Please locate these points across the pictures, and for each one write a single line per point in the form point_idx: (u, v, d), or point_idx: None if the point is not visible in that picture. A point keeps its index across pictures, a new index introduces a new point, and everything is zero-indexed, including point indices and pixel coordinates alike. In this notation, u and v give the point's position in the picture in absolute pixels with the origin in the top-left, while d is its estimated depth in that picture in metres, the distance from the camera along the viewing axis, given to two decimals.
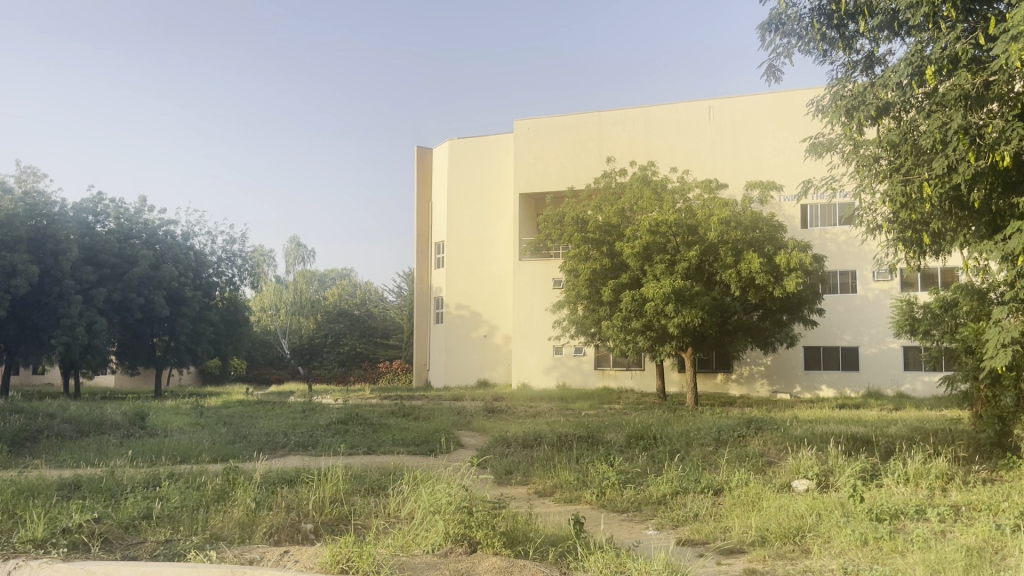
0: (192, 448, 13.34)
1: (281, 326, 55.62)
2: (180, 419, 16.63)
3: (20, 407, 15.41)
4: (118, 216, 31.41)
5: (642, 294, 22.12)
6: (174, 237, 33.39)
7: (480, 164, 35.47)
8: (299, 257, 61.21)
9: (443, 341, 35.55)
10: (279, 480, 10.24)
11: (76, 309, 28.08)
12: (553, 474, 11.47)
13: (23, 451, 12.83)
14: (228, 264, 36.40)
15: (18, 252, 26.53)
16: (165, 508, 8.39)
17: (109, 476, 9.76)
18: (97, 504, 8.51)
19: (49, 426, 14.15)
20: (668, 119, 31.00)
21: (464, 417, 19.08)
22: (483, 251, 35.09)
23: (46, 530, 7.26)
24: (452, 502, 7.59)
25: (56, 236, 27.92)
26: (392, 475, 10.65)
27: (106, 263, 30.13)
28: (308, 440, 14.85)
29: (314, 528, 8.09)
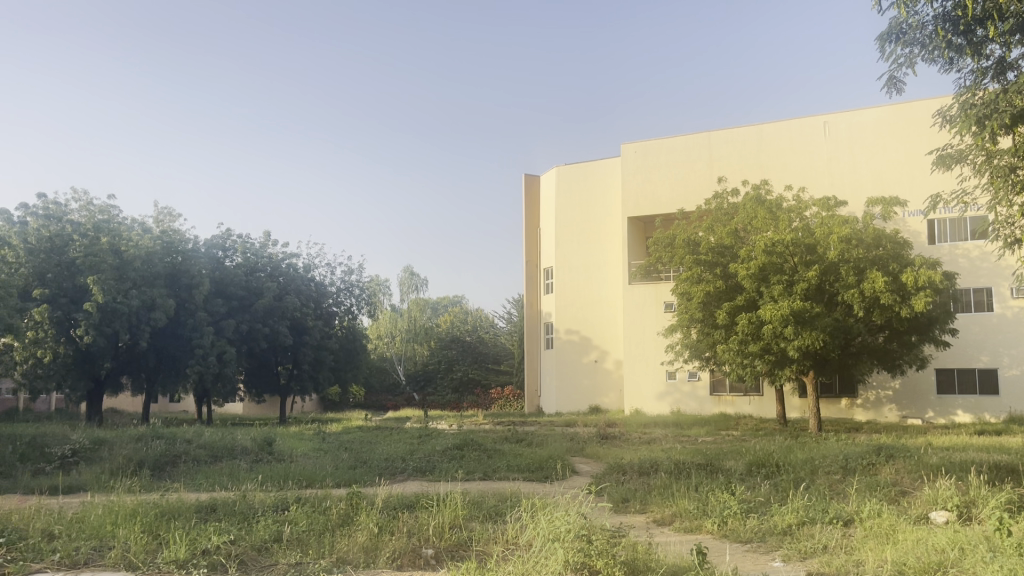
0: (317, 473, 13.81)
1: (396, 353, 57.06)
2: (305, 445, 17.26)
3: (160, 433, 16.33)
4: (244, 251, 33.12)
5: (759, 317, 21.55)
6: (296, 270, 34.81)
7: (586, 189, 35.54)
8: (413, 285, 62.69)
9: (555, 367, 35.61)
10: (400, 505, 10.44)
11: (208, 340, 29.63)
12: (672, 503, 11.24)
13: (162, 474, 13.63)
14: (347, 294, 37.64)
15: (156, 287, 28.56)
16: (294, 531, 8.70)
17: (242, 500, 10.21)
18: (232, 526, 8.93)
19: (186, 451, 14.93)
20: (780, 136, 30.27)
21: (578, 443, 18.98)
22: (591, 276, 35.00)
23: (188, 551, 7.64)
24: (571, 530, 7.58)
25: (190, 271, 29.76)
26: (509, 501, 10.69)
27: (235, 295, 31.83)
28: (426, 466, 15.09)
29: (435, 554, 8.21)
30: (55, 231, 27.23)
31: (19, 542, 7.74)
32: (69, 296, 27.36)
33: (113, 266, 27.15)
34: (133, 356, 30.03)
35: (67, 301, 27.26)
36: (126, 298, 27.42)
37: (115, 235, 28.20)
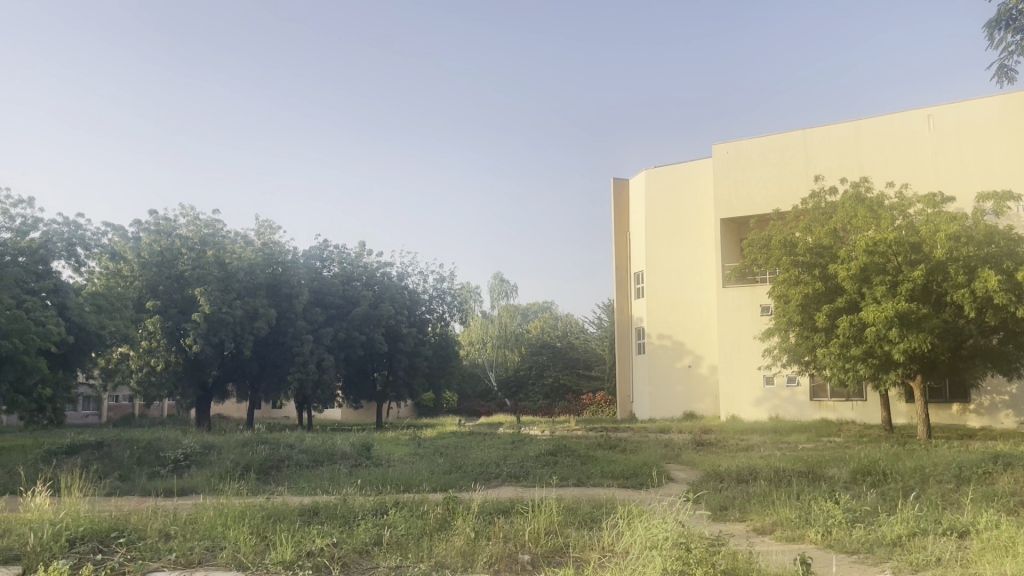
0: (414, 478, 14.05)
1: (488, 359, 57.53)
2: (402, 450, 17.60)
3: (264, 438, 16.93)
4: (341, 261, 34.14)
5: (861, 319, 20.80)
6: (390, 278, 35.53)
7: (677, 191, 35.05)
8: (503, 292, 63.15)
9: (647, 373, 35.22)
10: (495, 510, 10.51)
11: (308, 347, 30.57)
12: (772, 511, 10.93)
13: (268, 478, 14.12)
14: (439, 301, 38.20)
15: (259, 298, 29.65)
16: (393, 535, 8.88)
17: (343, 504, 10.48)
18: (334, 529, 9.16)
19: (289, 456, 15.41)
20: (881, 131, 29.14)
21: (673, 449, 18.68)
22: (684, 280, 34.49)
23: (294, 552, 7.91)
24: (669, 538, 7.46)
25: (290, 281, 30.87)
26: (605, 508, 10.62)
27: (332, 304, 32.89)
28: (520, 472, 15.16)
29: (532, 559, 8.24)
30: (166, 246, 29.07)
31: (139, 541, 8.14)
32: (179, 307, 28.79)
33: (218, 277, 28.48)
34: (237, 364, 31.27)
35: (177, 312, 28.64)
36: (231, 308, 28.60)
37: (220, 249, 29.72)
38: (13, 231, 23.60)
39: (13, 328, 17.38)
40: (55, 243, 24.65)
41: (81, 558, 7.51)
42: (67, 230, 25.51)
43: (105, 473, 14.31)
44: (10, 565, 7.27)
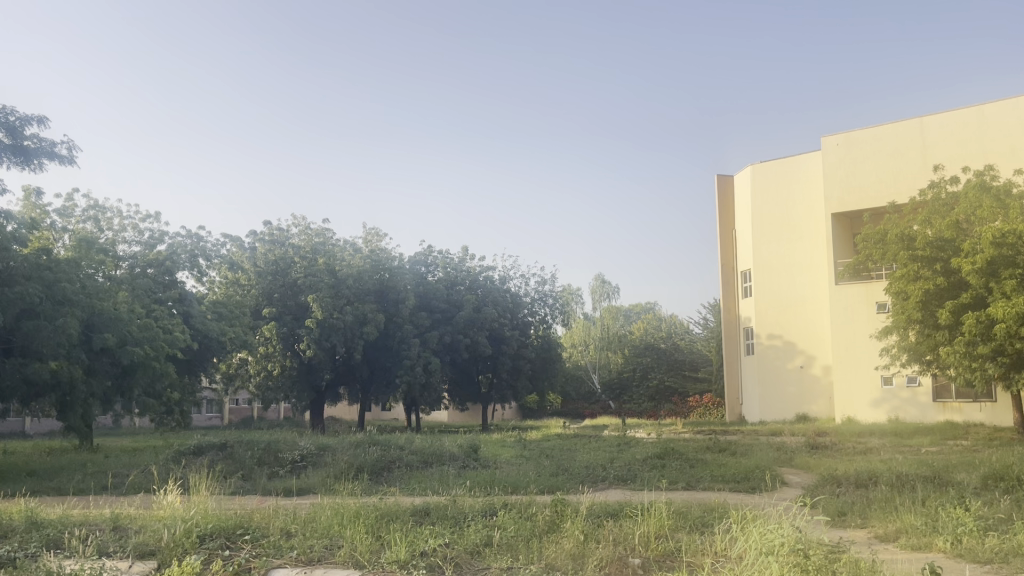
0: (521, 479, 14.16)
1: (591, 361, 57.36)
2: (508, 452, 17.72)
3: (375, 440, 17.39)
4: (445, 266, 34.75)
5: (989, 315, 19.69)
6: (492, 282, 35.79)
7: (785, 186, 34.00)
8: (604, 293, 62.79)
9: (757, 374, 34.31)
10: (604, 513, 10.44)
11: (415, 351, 31.19)
12: (895, 518, 10.45)
13: (380, 479, 14.49)
14: (540, 304, 38.28)
15: (367, 303, 30.46)
16: (503, 537, 8.94)
17: (454, 505, 10.63)
18: (446, 530, 9.30)
19: (399, 457, 15.77)
20: (1007, 116, 27.40)
21: (786, 453, 18.10)
22: (794, 278, 33.43)
23: (408, 552, 8.07)
24: (786, 544, 7.20)
25: (396, 287, 31.65)
26: (716, 513, 10.39)
27: (438, 308, 33.57)
28: (627, 475, 15.01)
29: (643, 564, 8.14)
30: (279, 255, 30.49)
31: (262, 538, 8.47)
32: (293, 314, 29.96)
33: (328, 284, 29.58)
34: (348, 367, 32.26)
35: (291, 318, 29.79)
36: (341, 314, 29.53)
37: (330, 256, 30.80)
38: (142, 244, 25.12)
39: (144, 336, 18.46)
40: (180, 254, 26.13)
41: (210, 553, 7.89)
42: (189, 242, 26.99)
43: (228, 473, 15.01)
44: (148, 560, 7.72)
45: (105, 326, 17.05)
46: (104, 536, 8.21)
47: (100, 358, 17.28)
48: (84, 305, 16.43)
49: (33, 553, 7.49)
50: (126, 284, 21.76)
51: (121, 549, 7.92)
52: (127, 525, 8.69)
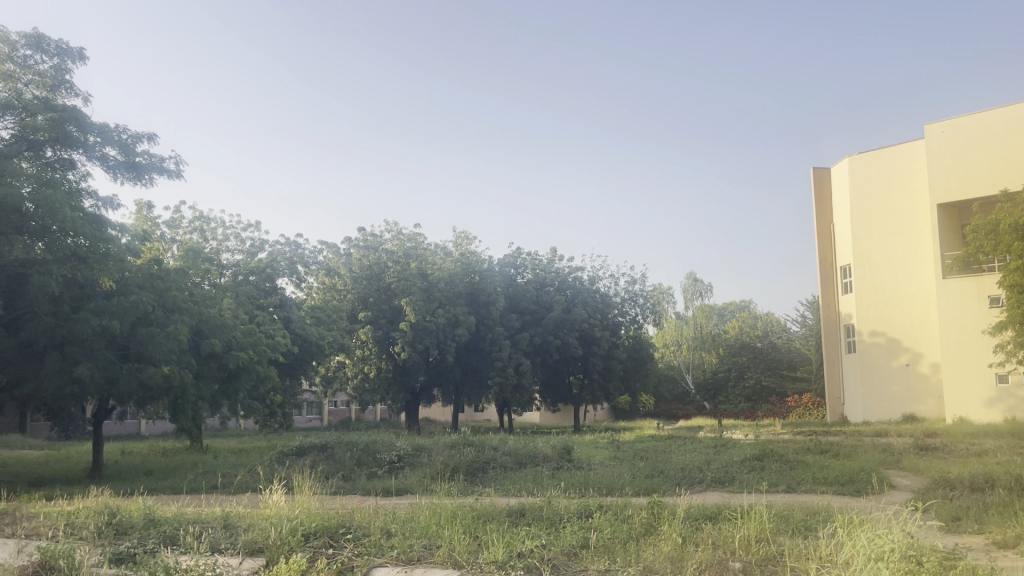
0: (616, 481, 14.06)
1: (684, 361, 56.67)
2: (602, 453, 17.60)
3: (470, 441, 17.55)
4: (534, 267, 34.88)
5: None
6: (581, 282, 35.61)
7: (885, 177, 32.67)
8: (697, 292, 61.76)
9: (859, 373, 33.11)
10: (702, 516, 10.24)
11: (506, 352, 31.43)
12: (1014, 523, 9.88)
13: (475, 480, 14.63)
14: (631, 304, 37.87)
15: (459, 305, 30.86)
16: (599, 538, 8.90)
17: (549, 506, 10.62)
18: (542, 531, 9.31)
19: (492, 458, 15.87)
20: None
21: (892, 454, 17.37)
22: (897, 273, 32.10)
23: (506, 553, 8.10)
24: (896, 549, 6.92)
25: (486, 289, 32.01)
26: (820, 517, 10.05)
27: (527, 310, 33.72)
28: (725, 477, 14.70)
29: (743, 567, 7.96)
30: (373, 260, 31.26)
31: (364, 537, 8.68)
32: (387, 317, 30.61)
33: (421, 288, 30.13)
34: (441, 369, 32.74)
35: (386, 322, 30.43)
36: (434, 317, 30.03)
37: (422, 260, 31.42)
38: (244, 252, 26.16)
39: (248, 341, 19.23)
40: (279, 261, 27.10)
41: (316, 551, 8.14)
42: (288, 250, 27.97)
43: (330, 473, 15.46)
44: (257, 557, 8.02)
45: (212, 331, 17.84)
46: (216, 533, 8.59)
47: (208, 362, 18.08)
48: (193, 312, 17.24)
49: (152, 548, 7.90)
50: (230, 291, 22.73)
51: (232, 546, 8.26)
52: (237, 523, 9.05)
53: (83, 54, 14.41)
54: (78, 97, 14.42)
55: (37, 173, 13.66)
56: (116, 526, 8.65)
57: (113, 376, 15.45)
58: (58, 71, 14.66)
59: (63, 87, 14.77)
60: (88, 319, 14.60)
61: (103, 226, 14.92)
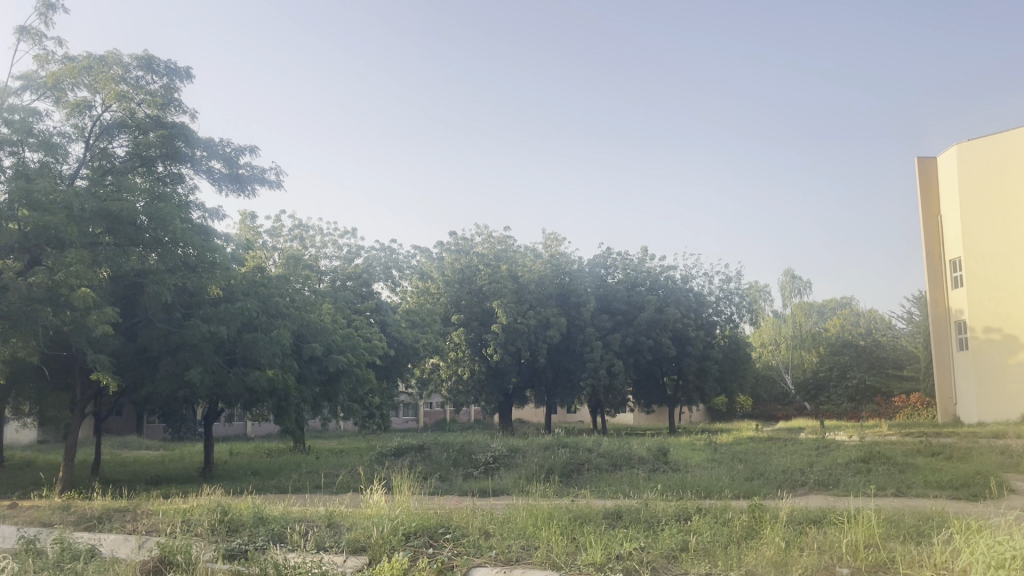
0: (714, 483, 13.80)
1: (783, 361, 55.23)
2: (699, 455, 17.32)
3: (565, 442, 17.53)
4: (624, 267, 34.56)
5: None
6: (674, 281, 35.09)
7: (997, 164, 30.91)
8: (794, 289, 60.01)
9: (972, 371, 31.51)
10: (806, 520, 9.94)
11: (598, 353, 31.27)
12: None
13: (570, 481, 14.63)
14: (726, 302, 37.12)
15: (549, 307, 31.05)
16: (700, 542, 8.75)
17: (646, 508, 10.51)
18: (640, 533, 9.22)
19: (588, 460, 15.81)
20: None
21: (1013, 457, 16.42)
22: (1013, 265, 30.39)
23: (604, 555, 8.06)
24: (1019, 558, 6.55)
25: (577, 290, 32.01)
26: (934, 522, 9.60)
27: (619, 310, 33.47)
28: (829, 480, 14.23)
29: (851, 573, 7.68)
30: (465, 264, 31.64)
31: (463, 537, 8.78)
32: (479, 319, 30.97)
33: (511, 290, 30.32)
34: (533, 371, 32.88)
35: (478, 324, 30.78)
36: (525, 318, 30.19)
37: (512, 262, 31.74)
38: (341, 258, 26.91)
39: (347, 344, 19.76)
40: (375, 266, 27.76)
41: (417, 550, 8.30)
42: (383, 255, 28.61)
43: (427, 473, 15.73)
44: (361, 555, 8.24)
45: (313, 336, 18.42)
46: (321, 531, 8.85)
47: (310, 366, 18.66)
48: (294, 318, 17.85)
49: (262, 545, 8.21)
50: (329, 297, 23.43)
51: (337, 544, 8.50)
52: (341, 522, 9.31)
53: (190, 72, 15.10)
54: (186, 115, 15.13)
55: (150, 188, 14.42)
56: (228, 523, 9.01)
57: (221, 380, 16.13)
58: (167, 89, 15.43)
59: (173, 105, 15.54)
60: (198, 325, 15.30)
61: (211, 236, 15.62)
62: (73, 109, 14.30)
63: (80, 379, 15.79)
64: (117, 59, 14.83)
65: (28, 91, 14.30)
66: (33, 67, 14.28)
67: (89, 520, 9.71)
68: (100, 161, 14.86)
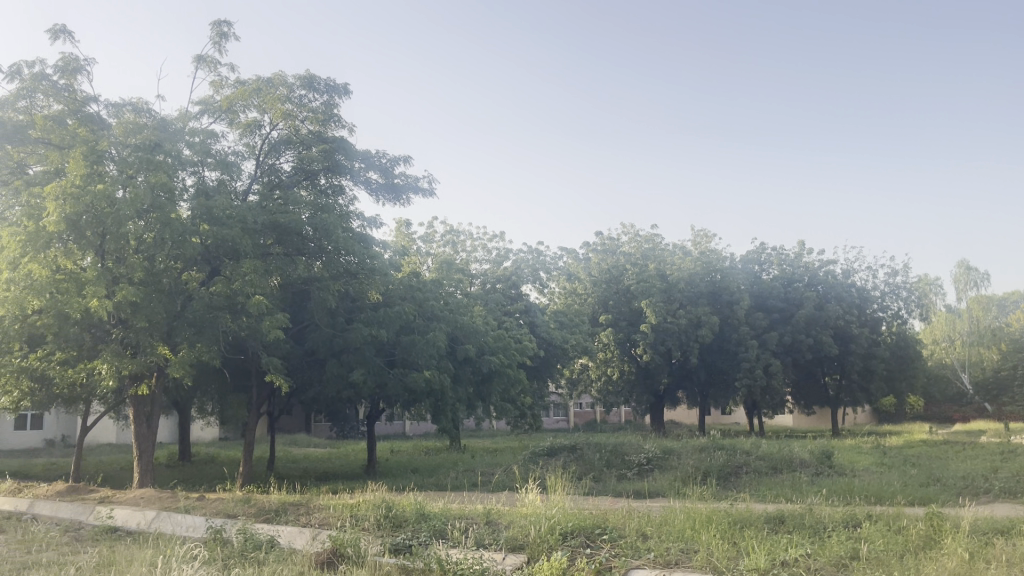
0: (886, 489, 13.03)
1: (959, 359, 51.30)
2: (868, 459, 16.38)
3: (721, 444, 17.09)
4: (780, 263, 33.28)
5: None
6: (835, 276, 33.43)
7: None
8: (971, 281, 55.63)
9: None
10: (991, 531, 9.18)
11: (753, 353, 30.26)
12: None
13: (728, 485, 14.25)
14: (893, 297, 34.96)
15: (700, 305, 30.31)
16: (871, 550, 8.25)
17: (811, 514, 10.06)
18: (805, 540, 8.83)
19: (746, 462, 15.33)
20: None
21: None
22: None
23: (768, 561, 7.77)
24: None
25: (730, 288, 31.16)
26: None
27: (775, 307, 32.19)
28: (1017, 488, 13.08)
29: None
30: (612, 263, 31.45)
31: (620, 538, 8.73)
32: (628, 319, 30.74)
33: (661, 289, 29.89)
34: (685, 371, 32.27)
35: (627, 324, 30.62)
36: (675, 317, 29.69)
37: (661, 261, 31.26)
38: (491, 262, 27.46)
39: (499, 346, 20.11)
40: (523, 269, 28.13)
41: (574, 551, 8.31)
42: (531, 257, 28.95)
43: (581, 474, 15.75)
44: (519, 553, 8.35)
45: (466, 338, 18.88)
46: (480, 529, 9.04)
47: (464, 367, 19.14)
48: (448, 321, 18.37)
49: (425, 541, 8.48)
50: (480, 300, 23.96)
51: (496, 542, 8.67)
52: (498, 520, 9.47)
53: (348, 88, 15.83)
54: (344, 129, 15.88)
55: (314, 200, 15.24)
56: (392, 519, 9.39)
57: (383, 381, 16.84)
58: (328, 105, 16.21)
59: (333, 120, 16.29)
60: (361, 328, 16.06)
61: (370, 243, 16.30)
62: (244, 129, 15.37)
63: (256, 381, 16.93)
64: (282, 80, 15.76)
65: (205, 114, 15.50)
66: (210, 92, 15.46)
67: (268, 513, 10.38)
68: (269, 177, 16.02)
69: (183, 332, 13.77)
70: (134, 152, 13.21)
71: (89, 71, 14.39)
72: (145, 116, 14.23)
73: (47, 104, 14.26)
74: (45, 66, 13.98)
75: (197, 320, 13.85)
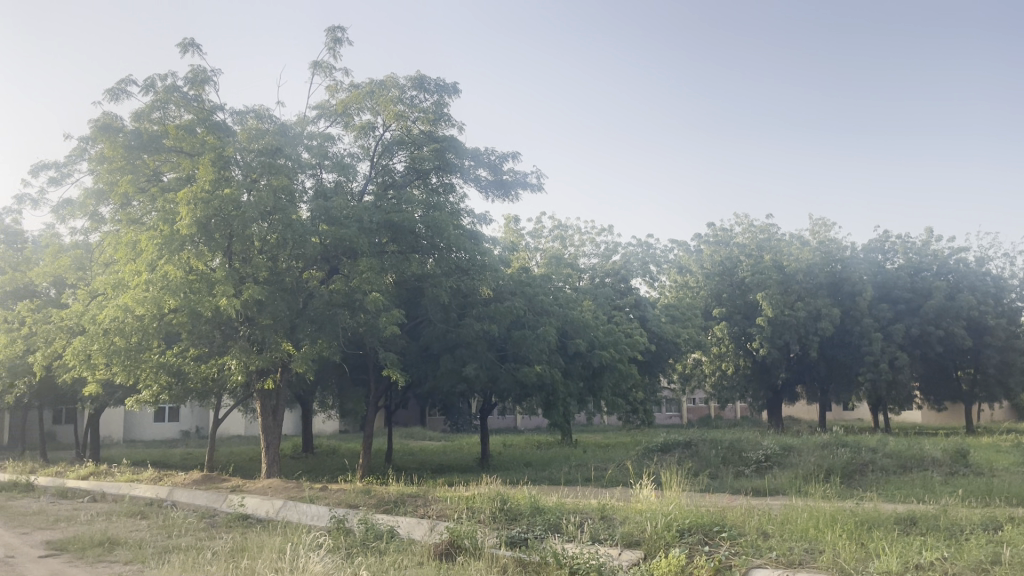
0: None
1: None
2: (1009, 458, 15.34)
3: (845, 441, 16.40)
4: (906, 251, 31.65)
5: None
6: (967, 264, 31.50)
7: None
8: None
9: None
10: None
11: (877, 346, 28.89)
12: None
13: (853, 483, 13.67)
14: None
15: (820, 297, 29.17)
16: (1016, 554, 7.71)
17: (946, 515, 9.51)
18: (941, 542, 8.35)
19: (872, 460, 14.67)
20: None
21: None
22: None
23: (900, 564, 7.40)
24: None
25: (851, 279, 29.87)
26: None
27: (900, 298, 30.62)
28: None
29: None
30: (724, 255, 30.73)
31: (739, 537, 8.48)
32: (742, 312, 29.95)
33: (777, 281, 28.97)
34: (803, 366, 31.17)
35: (741, 317, 29.87)
36: (792, 310, 28.71)
37: (776, 252, 30.29)
38: (600, 256, 27.34)
39: (611, 340, 19.98)
40: (633, 262, 27.85)
41: (692, 548, 8.15)
42: (640, 251, 28.63)
43: (697, 470, 15.47)
44: (635, 549, 8.29)
45: (577, 333, 18.84)
46: (596, 524, 9.02)
47: (575, 361, 19.12)
48: (558, 315, 18.37)
49: (541, 535, 8.51)
50: (590, 294, 23.88)
51: (612, 537, 8.62)
52: (613, 516, 9.40)
53: (458, 87, 16.06)
54: (454, 129, 16.13)
55: (426, 198, 15.55)
56: (508, 512, 9.49)
57: (495, 375, 17.02)
58: (438, 105, 16.50)
59: (443, 119, 16.58)
60: (473, 323, 16.29)
61: (480, 239, 16.50)
62: (359, 132, 15.84)
63: (374, 375, 17.43)
64: (395, 82, 16.14)
65: (322, 118, 16.07)
66: (326, 96, 16.02)
67: (387, 504, 10.68)
68: (383, 177, 16.44)
69: (305, 329, 14.32)
70: (258, 157, 13.86)
71: (216, 81, 15.19)
72: (267, 122, 14.90)
73: (178, 115, 15.14)
74: (176, 79, 14.84)
75: (318, 317, 14.38)
